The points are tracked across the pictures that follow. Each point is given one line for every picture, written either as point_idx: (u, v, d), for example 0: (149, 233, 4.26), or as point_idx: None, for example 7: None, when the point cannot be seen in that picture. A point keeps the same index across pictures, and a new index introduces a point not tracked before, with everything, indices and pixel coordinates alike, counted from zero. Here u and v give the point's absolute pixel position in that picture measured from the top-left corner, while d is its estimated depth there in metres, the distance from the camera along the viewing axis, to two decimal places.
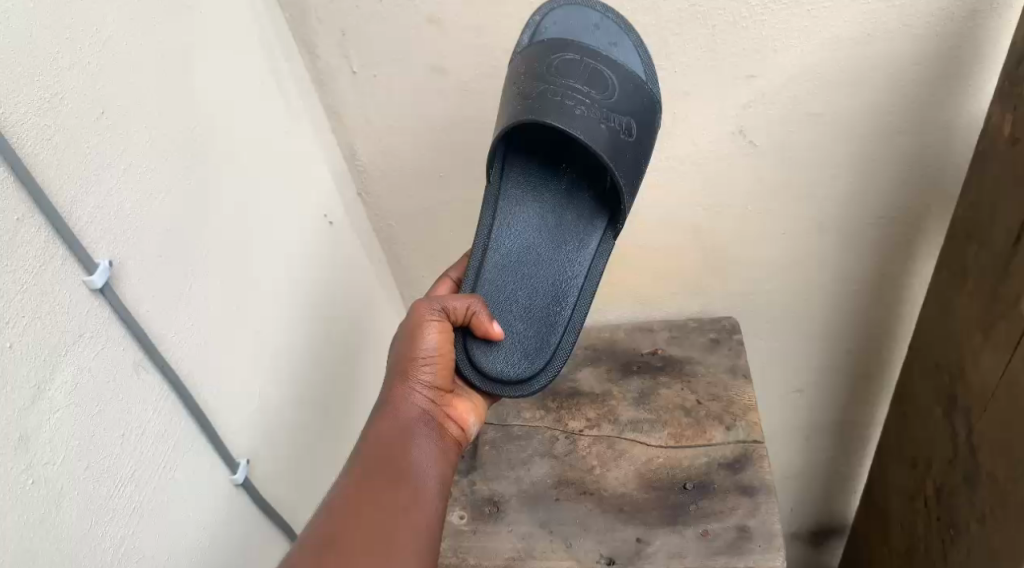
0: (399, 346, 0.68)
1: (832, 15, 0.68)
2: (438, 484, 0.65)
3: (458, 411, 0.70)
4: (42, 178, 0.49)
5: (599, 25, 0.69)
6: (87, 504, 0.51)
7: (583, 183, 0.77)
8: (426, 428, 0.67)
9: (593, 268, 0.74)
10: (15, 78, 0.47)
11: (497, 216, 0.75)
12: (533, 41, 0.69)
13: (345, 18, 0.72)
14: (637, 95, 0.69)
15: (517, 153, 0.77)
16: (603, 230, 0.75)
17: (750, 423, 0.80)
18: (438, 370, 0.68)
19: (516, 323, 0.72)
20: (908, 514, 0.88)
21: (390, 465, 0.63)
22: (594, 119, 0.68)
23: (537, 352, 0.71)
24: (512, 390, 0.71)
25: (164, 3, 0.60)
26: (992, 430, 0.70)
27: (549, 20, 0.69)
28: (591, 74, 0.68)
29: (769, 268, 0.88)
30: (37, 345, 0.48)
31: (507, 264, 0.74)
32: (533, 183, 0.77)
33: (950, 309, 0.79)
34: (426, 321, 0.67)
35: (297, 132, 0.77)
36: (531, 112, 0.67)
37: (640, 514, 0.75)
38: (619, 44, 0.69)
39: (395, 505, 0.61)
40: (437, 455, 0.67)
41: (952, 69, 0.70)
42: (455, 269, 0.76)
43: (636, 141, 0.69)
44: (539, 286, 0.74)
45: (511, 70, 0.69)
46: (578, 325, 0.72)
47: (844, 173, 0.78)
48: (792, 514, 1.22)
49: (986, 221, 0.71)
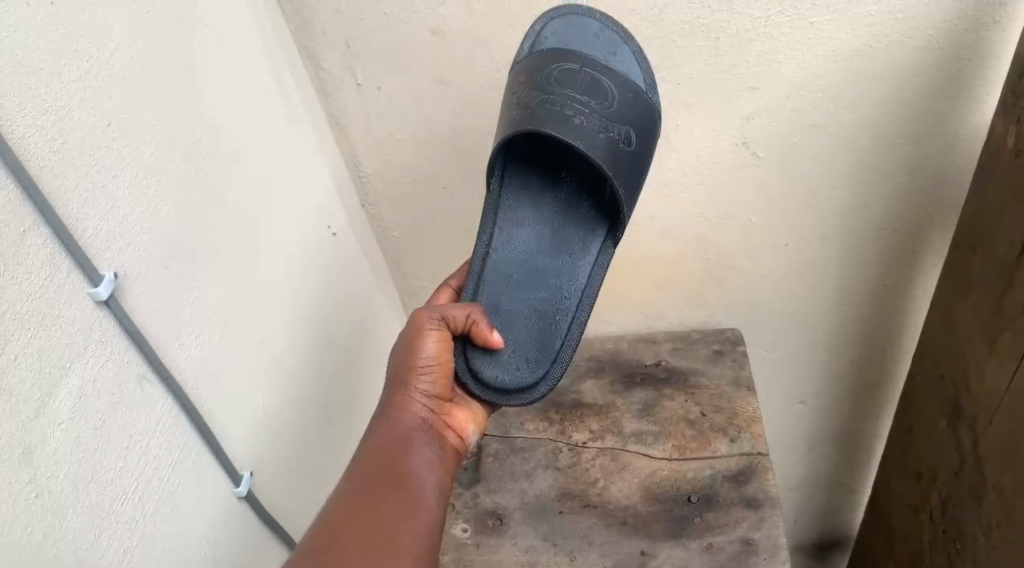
0: (399, 354, 0.67)
1: (834, 28, 0.68)
2: (437, 492, 0.65)
3: (457, 419, 0.70)
4: (48, 190, 0.49)
5: (599, 35, 0.69)
6: (91, 518, 0.51)
7: (583, 192, 0.77)
8: (425, 436, 0.67)
9: (593, 276, 0.74)
10: (23, 91, 0.47)
11: (497, 225, 0.75)
12: (533, 51, 0.69)
13: (348, 30, 0.72)
14: (636, 105, 0.69)
15: (517, 162, 0.77)
16: (603, 239, 0.75)
17: (753, 435, 0.80)
18: (437, 379, 0.68)
19: (516, 331, 0.72)
20: (913, 526, 0.87)
21: (388, 473, 0.63)
22: (592, 129, 0.68)
23: (537, 360, 0.71)
24: (512, 399, 0.70)
25: (169, 15, 0.60)
26: (998, 442, 0.70)
27: (549, 30, 0.69)
28: (591, 84, 0.69)
29: (771, 279, 0.88)
30: (41, 357, 0.48)
31: (507, 273, 0.74)
32: (533, 192, 0.77)
33: (954, 321, 0.78)
34: (426, 330, 0.67)
35: (300, 143, 0.77)
36: (530, 121, 0.67)
37: (644, 527, 0.75)
38: (619, 53, 0.69)
39: (394, 513, 0.61)
40: (436, 463, 0.67)
41: (954, 81, 0.70)
42: (454, 277, 0.76)
43: (636, 150, 0.69)
44: (538, 295, 0.74)
45: (511, 78, 0.69)
46: (578, 334, 0.72)
47: (845, 185, 0.79)
48: (795, 526, 1.21)
49: (989, 233, 0.72)
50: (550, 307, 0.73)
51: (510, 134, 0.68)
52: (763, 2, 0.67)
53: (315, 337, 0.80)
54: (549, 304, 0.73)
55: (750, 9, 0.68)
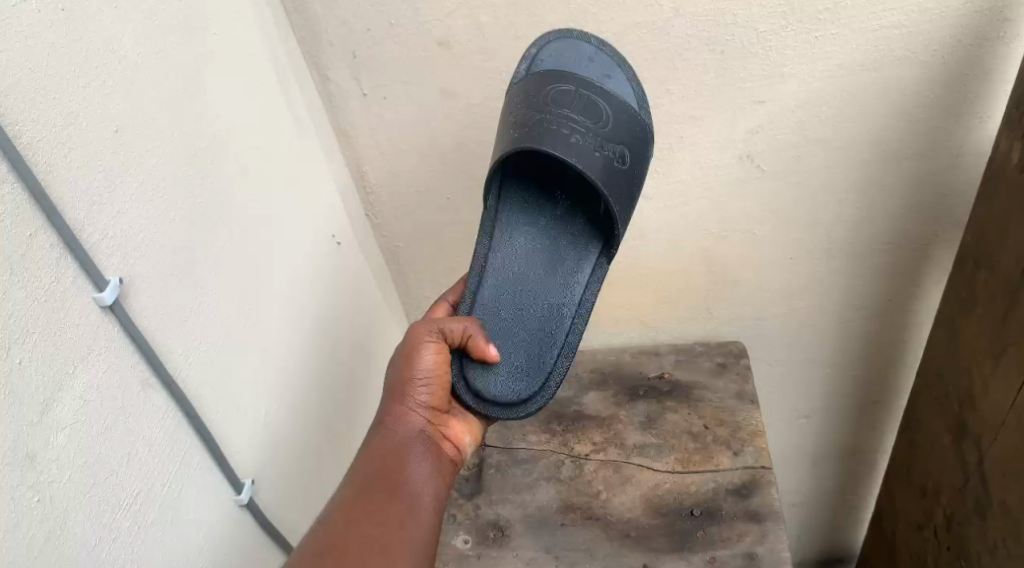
0: (396, 366, 0.67)
1: (839, 42, 0.68)
2: (434, 502, 0.64)
3: (452, 429, 0.70)
4: (56, 195, 0.49)
5: (593, 58, 0.69)
6: (92, 523, 0.51)
7: (578, 209, 0.77)
8: (423, 447, 0.66)
9: (588, 293, 0.74)
10: (32, 95, 0.48)
11: (494, 241, 0.75)
12: (530, 72, 0.69)
13: (356, 41, 0.72)
14: (632, 125, 0.69)
15: (512, 178, 0.77)
16: (597, 255, 0.75)
17: (758, 449, 0.80)
18: (434, 391, 0.68)
19: (513, 347, 0.72)
20: (917, 543, 0.87)
21: (384, 484, 0.63)
22: (587, 148, 0.68)
23: (533, 375, 0.71)
24: (510, 414, 0.70)
25: (178, 24, 0.60)
26: (1003, 458, 0.70)
27: (545, 53, 0.69)
28: (588, 105, 0.69)
29: (774, 292, 0.88)
30: (44, 361, 0.48)
31: (504, 289, 0.74)
32: (528, 209, 0.77)
33: (960, 337, 0.78)
34: (423, 342, 0.67)
35: (307, 153, 0.77)
36: (526, 139, 0.67)
37: (646, 540, 0.74)
38: (613, 77, 0.69)
39: (391, 520, 0.61)
40: (433, 473, 0.66)
41: (959, 96, 0.71)
42: (451, 293, 0.75)
43: (630, 169, 0.69)
44: (535, 310, 0.73)
45: (509, 98, 0.70)
46: (572, 350, 0.72)
47: (852, 199, 0.79)
48: (798, 541, 1.21)
49: (993, 249, 0.72)
50: (545, 323, 0.73)
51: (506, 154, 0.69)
52: (770, 16, 0.67)
53: (317, 346, 0.79)
54: (544, 319, 0.73)
55: (755, 23, 0.68)
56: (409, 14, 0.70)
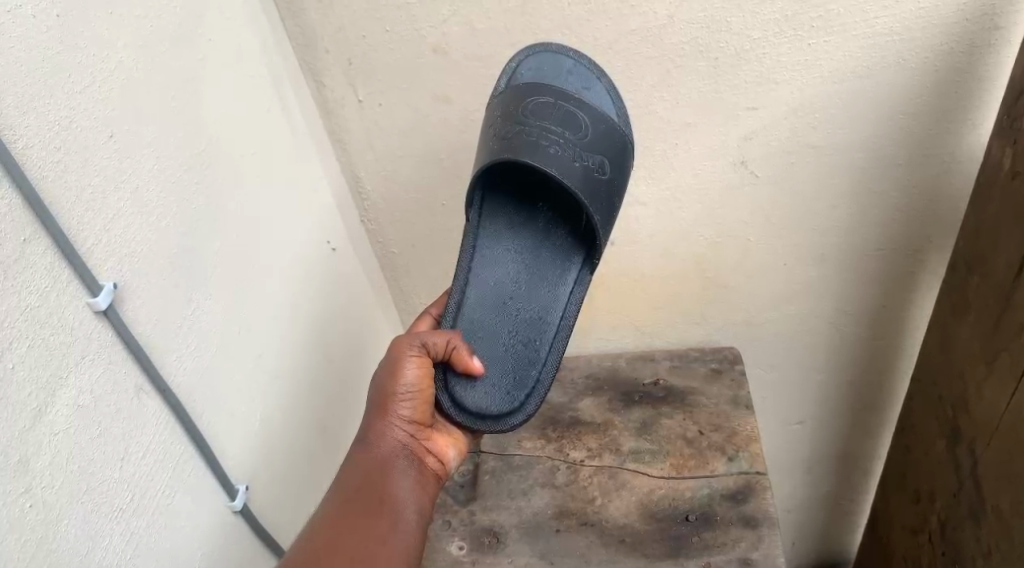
0: (380, 380, 0.67)
1: (831, 49, 0.69)
2: (416, 518, 0.64)
3: (437, 443, 0.70)
4: (50, 200, 0.49)
5: (572, 71, 0.69)
6: (85, 529, 0.50)
7: (560, 221, 0.77)
8: (405, 462, 0.66)
9: (570, 304, 0.74)
10: (28, 101, 0.48)
11: (476, 254, 0.75)
12: (509, 85, 0.70)
13: (351, 47, 0.72)
14: (610, 135, 0.70)
15: (493, 193, 0.77)
16: (580, 266, 0.75)
17: (753, 454, 0.80)
18: (417, 405, 0.67)
19: (496, 360, 0.72)
20: (912, 548, 0.87)
21: (368, 498, 0.62)
22: (566, 158, 0.68)
23: (516, 388, 0.71)
24: (494, 426, 0.70)
25: (172, 30, 0.60)
26: (998, 463, 0.70)
27: (525, 66, 0.70)
28: (567, 115, 0.69)
29: (769, 298, 0.88)
30: (36, 367, 0.47)
31: (487, 302, 0.74)
32: (510, 222, 0.76)
33: (954, 344, 0.78)
34: (405, 356, 0.66)
35: (301, 159, 0.77)
36: (508, 150, 0.67)
37: (641, 546, 0.74)
38: (591, 89, 0.70)
39: (371, 534, 0.61)
40: (417, 487, 0.66)
41: (951, 103, 0.71)
42: (435, 306, 0.76)
43: (609, 179, 0.70)
44: (519, 322, 0.74)
45: (489, 112, 0.71)
46: (557, 360, 0.72)
47: (843, 205, 0.79)
48: (794, 547, 1.21)
49: (986, 252, 0.72)
50: (528, 335, 0.73)
51: (487, 165, 0.69)
52: (763, 23, 0.68)
53: (311, 352, 0.79)
54: (527, 331, 0.73)
55: (748, 30, 0.68)
56: (404, 21, 0.70)
